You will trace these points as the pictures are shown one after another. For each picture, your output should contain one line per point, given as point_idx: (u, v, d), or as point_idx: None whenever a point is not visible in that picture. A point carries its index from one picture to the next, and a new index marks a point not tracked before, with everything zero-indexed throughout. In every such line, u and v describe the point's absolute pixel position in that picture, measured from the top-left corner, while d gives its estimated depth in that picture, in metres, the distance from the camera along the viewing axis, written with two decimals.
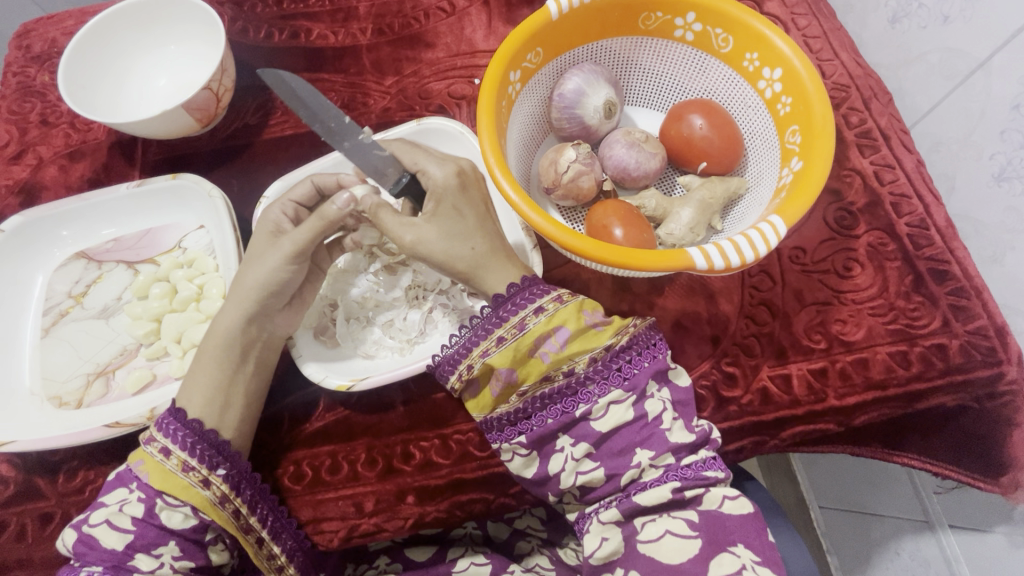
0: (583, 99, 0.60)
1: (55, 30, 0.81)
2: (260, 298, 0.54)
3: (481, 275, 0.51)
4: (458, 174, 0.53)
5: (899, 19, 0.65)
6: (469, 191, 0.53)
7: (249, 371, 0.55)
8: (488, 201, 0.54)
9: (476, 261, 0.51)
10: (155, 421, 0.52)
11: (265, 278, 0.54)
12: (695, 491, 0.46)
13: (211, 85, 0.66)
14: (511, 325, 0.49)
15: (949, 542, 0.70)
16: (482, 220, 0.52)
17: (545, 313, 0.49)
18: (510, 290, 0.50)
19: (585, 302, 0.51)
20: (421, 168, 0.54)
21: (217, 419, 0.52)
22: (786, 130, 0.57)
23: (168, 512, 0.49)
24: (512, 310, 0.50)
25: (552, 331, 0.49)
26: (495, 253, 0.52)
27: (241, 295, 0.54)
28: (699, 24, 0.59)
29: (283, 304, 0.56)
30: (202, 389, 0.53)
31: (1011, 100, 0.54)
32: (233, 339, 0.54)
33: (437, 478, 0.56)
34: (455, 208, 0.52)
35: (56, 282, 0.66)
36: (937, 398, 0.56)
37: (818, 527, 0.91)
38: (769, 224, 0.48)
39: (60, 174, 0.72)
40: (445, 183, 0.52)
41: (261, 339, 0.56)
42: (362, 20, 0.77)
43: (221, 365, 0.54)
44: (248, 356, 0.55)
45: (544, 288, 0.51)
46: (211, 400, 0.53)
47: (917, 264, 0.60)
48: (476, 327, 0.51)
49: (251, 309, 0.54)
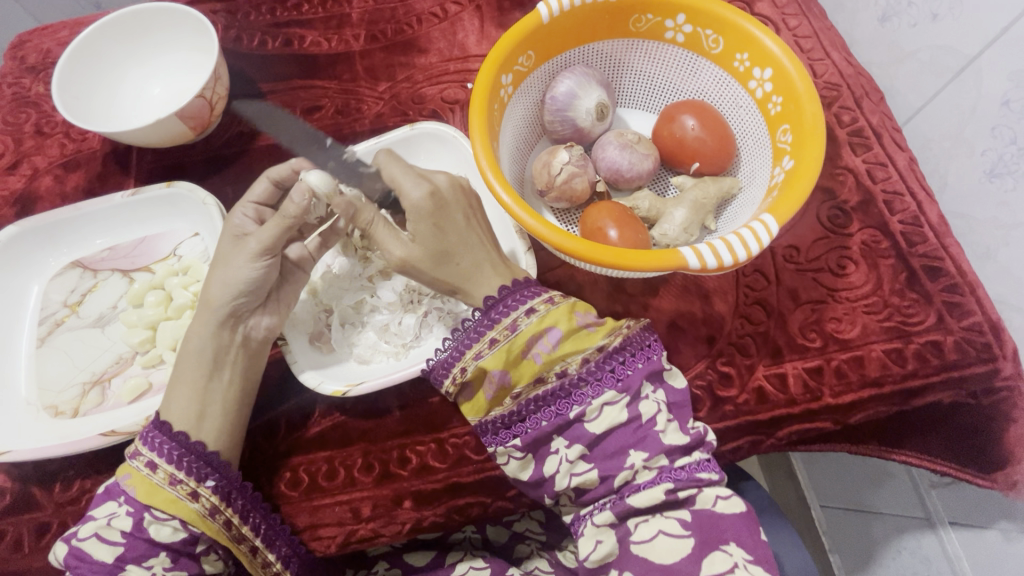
0: (575, 102, 0.60)
1: (50, 41, 0.81)
2: (227, 303, 0.55)
3: (469, 289, 0.52)
4: (433, 194, 0.52)
5: (889, 18, 0.65)
6: (445, 210, 0.52)
7: (225, 378, 0.55)
8: (469, 212, 0.54)
9: (461, 271, 0.52)
10: (138, 435, 0.52)
11: (228, 279, 0.55)
12: (689, 491, 0.46)
13: (205, 94, 0.66)
14: (503, 326, 0.49)
15: (950, 539, 0.70)
16: (463, 237, 0.52)
17: (536, 314, 0.49)
18: (500, 293, 0.50)
19: (576, 304, 0.51)
20: (395, 181, 0.53)
21: (193, 428, 0.52)
22: (778, 129, 0.57)
23: (157, 525, 0.49)
24: (503, 312, 0.50)
25: (543, 332, 0.49)
26: (479, 266, 0.52)
27: (209, 302, 0.55)
28: (689, 25, 0.60)
29: (256, 304, 0.57)
30: (178, 399, 0.53)
31: (1001, 96, 0.55)
32: (205, 347, 0.55)
33: (433, 483, 0.56)
34: (436, 228, 0.51)
35: (52, 292, 0.66)
36: (932, 395, 0.56)
37: (819, 525, 0.90)
38: (761, 224, 0.48)
39: (56, 184, 0.73)
40: (420, 205, 0.51)
41: (235, 343, 0.56)
42: (356, 26, 0.77)
43: (195, 372, 0.54)
44: (224, 363, 0.55)
45: (537, 290, 0.51)
46: (186, 409, 0.53)
47: (911, 261, 0.60)
48: (466, 331, 0.51)
49: (221, 315, 0.55)
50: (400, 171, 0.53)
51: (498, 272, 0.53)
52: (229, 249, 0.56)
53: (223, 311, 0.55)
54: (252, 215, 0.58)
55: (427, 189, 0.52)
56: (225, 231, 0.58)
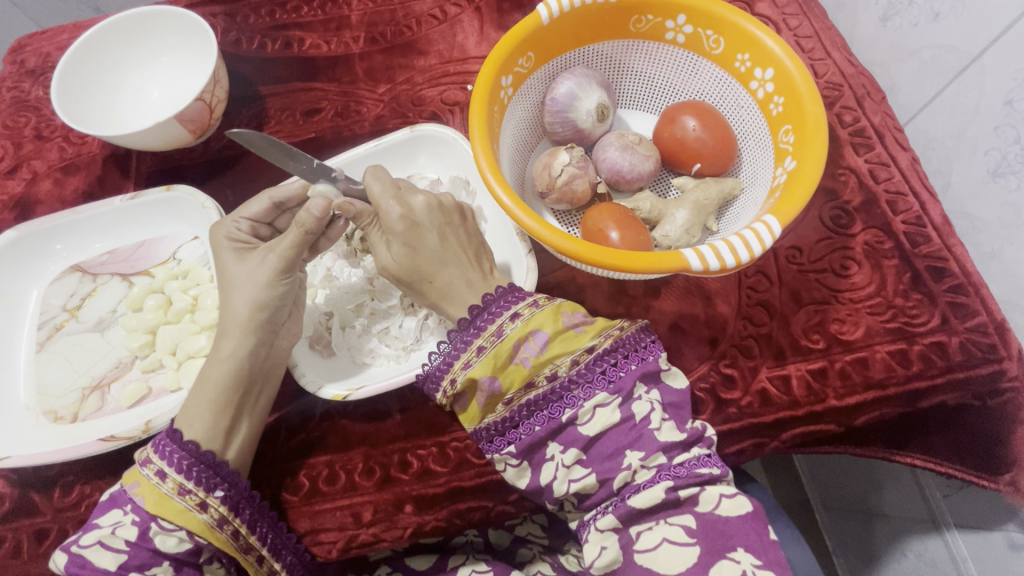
0: (575, 103, 0.60)
1: (49, 45, 0.81)
2: (261, 321, 0.54)
3: (444, 304, 0.52)
4: (405, 216, 0.51)
5: (890, 17, 0.64)
6: (417, 230, 0.51)
7: (257, 393, 0.55)
8: (446, 230, 0.52)
9: (435, 289, 0.52)
10: (150, 442, 0.52)
11: (259, 297, 0.54)
12: (689, 490, 0.46)
13: (204, 97, 0.66)
14: (489, 333, 0.49)
15: (956, 542, 0.69)
16: (437, 256, 0.51)
17: (521, 318, 0.49)
18: (486, 299, 0.50)
19: (562, 304, 0.50)
20: (373, 201, 0.52)
21: (222, 445, 0.52)
22: (779, 130, 0.57)
23: (162, 536, 0.48)
24: (488, 319, 0.49)
25: (529, 335, 0.48)
26: (452, 285, 0.51)
27: (240, 322, 0.54)
28: (689, 26, 0.59)
29: (285, 317, 0.56)
30: (204, 415, 0.52)
31: (1004, 95, 0.54)
32: (239, 365, 0.54)
33: (434, 487, 0.56)
34: (407, 247, 0.51)
35: (51, 296, 0.66)
36: (937, 396, 0.55)
37: (824, 527, 0.91)
38: (764, 224, 0.48)
39: (55, 187, 0.72)
40: (392, 224, 0.51)
41: (269, 360, 0.56)
42: (355, 29, 0.77)
43: (224, 389, 0.53)
44: (256, 381, 0.55)
45: (521, 295, 0.50)
46: (213, 426, 0.52)
47: (915, 261, 0.60)
48: (453, 341, 0.50)
49: (257, 334, 0.54)
50: (380, 187, 0.52)
51: (472, 290, 0.51)
52: (248, 267, 0.55)
53: (259, 329, 0.54)
54: (246, 229, 0.58)
55: (402, 210, 0.51)
56: (218, 243, 0.57)
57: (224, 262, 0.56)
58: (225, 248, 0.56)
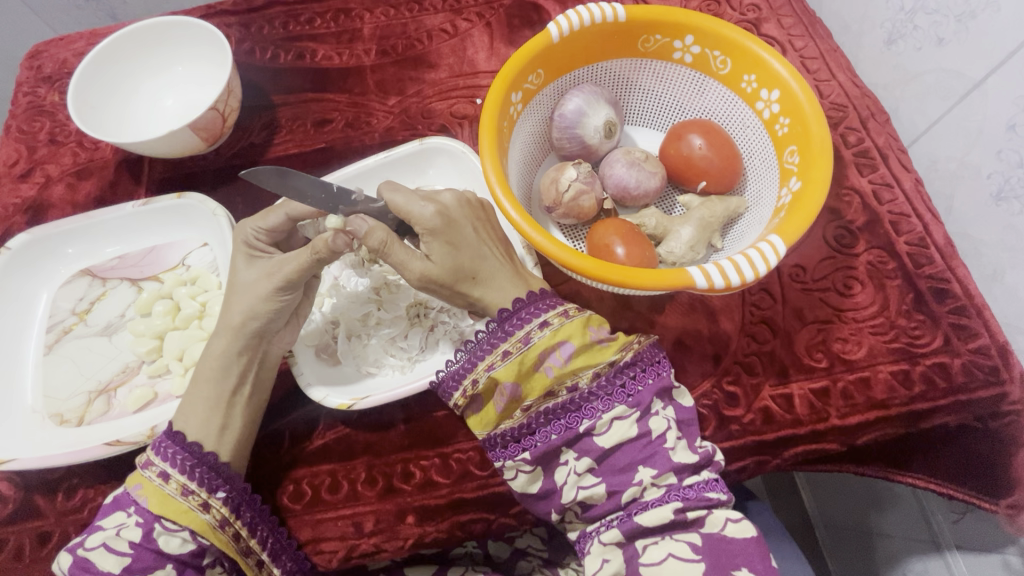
0: (583, 120, 0.61)
1: (66, 52, 0.82)
2: (252, 328, 0.55)
3: (485, 299, 0.52)
4: (441, 212, 0.51)
5: (894, 40, 0.65)
6: (455, 226, 0.51)
7: (246, 395, 0.55)
8: (477, 225, 0.53)
9: (477, 282, 0.51)
10: (150, 445, 0.52)
11: (253, 307, 0.54)
12: (697, 512, 0.46)
13: (217, 106, 0.67)
14: (517, 339, 0.49)
15: (957, 564, 0.68)
16: (476, 251, 0.51)
17: (550, 327, 0.49)
18: (515, 305, 0.50)
19: (591, 318, 0.51)
20: (399, 210, 0.51)
21: (215, 442, 0.53)
22: (785, 150, 0.58)
23: (166, 536, 0.49)
24: (517, 324, 0.50)
25: (556, 345, 0.49)
26: (494, 278, 0.52)
27: (233, 327, 0.55)
28: (697, 47, 0.60)
29: (280, 326, 0.57)
30: (199, 413, 0.53)
31: (1007, 120, 0.55)
32: (229, 367, 0.55)
33: (436, 498, 0.56)
34: (449, 245, 0.50)
35: (61, 300, 0.66)
36: (938, 417, 0.56)
37: (824, 546, 0.91)
38: (768, 245, 0.49)
39: (68, 192, 0.73)
40: (431, 223, 0.50)
41: (257, 359, 0.56)
42: (367, 41, 0.78)
43: (217, 388, 0.54)
44: (245, 380, 0.55)
45: (553, 302, 0.51)
46: (206, 424, 0.53)
47: (918, 282, 0.60)
48: (479, 343, 0.51)
49: (246, 339, 0.55)
50: (403, 197, 0.51)
51: (512, 282, 0.52)
52: (254, 275, 0.56)
53: (249, 335, 0.55)
54: (263, 238, 0.58)
55: (435, 208, 0.50)
56: (236, 248, 0.58)
57: (235, 267, 0.57)
58: (242, 255, 0.57)
